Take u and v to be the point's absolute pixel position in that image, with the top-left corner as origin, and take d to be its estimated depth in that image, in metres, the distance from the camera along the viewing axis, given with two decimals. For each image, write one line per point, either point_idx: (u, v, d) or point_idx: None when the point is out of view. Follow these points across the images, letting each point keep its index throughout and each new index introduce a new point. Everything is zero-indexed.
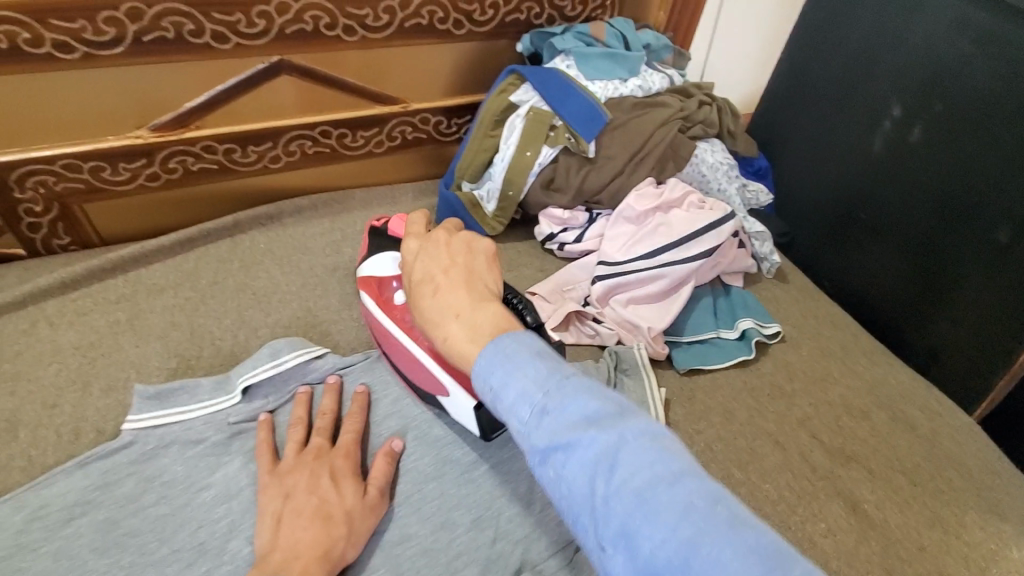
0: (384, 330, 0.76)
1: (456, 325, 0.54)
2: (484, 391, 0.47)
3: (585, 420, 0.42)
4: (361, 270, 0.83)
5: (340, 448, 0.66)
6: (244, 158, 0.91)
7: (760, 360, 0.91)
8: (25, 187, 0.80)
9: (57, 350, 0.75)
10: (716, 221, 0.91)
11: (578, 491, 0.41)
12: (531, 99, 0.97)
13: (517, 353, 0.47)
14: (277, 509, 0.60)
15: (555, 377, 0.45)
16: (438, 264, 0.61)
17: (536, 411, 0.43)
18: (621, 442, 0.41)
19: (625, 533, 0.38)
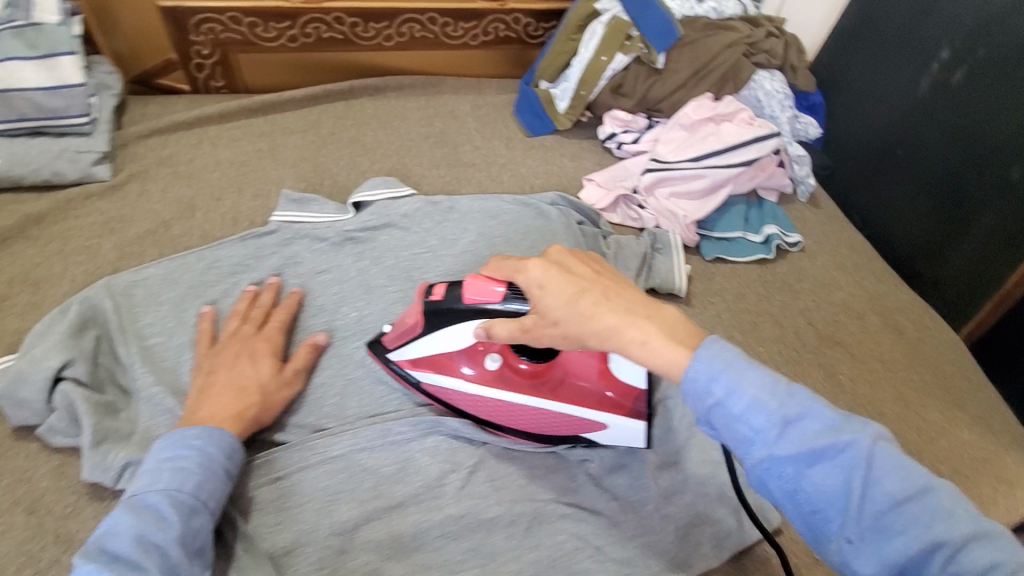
0: (479, 399, 0.71)
1: (610, 309, 0.49)
2: (701, 400, 0.46)
3: (828, 428, 0.43)
4: (400, 353, 0.72)
5: (263, 333, 0.74)
6: (365, 32, 1.09)
7: (777, 262, 1.06)
8: (200, 31, 1.00)
9: (219, 162, 0.96)
10: (761, 136, 1.04)
11: (827, 492, 0.42)
12: (614, 8, 1.09)
13: (733, 363, 0.45)
14: (202, 380, 0.67)
15: (786, 388, 0.45)
16: (567, 287, 0.51)
17: (777, 423, 0.43)
18: (874, 450, 0.42)
19: (876, 526, 0.41)
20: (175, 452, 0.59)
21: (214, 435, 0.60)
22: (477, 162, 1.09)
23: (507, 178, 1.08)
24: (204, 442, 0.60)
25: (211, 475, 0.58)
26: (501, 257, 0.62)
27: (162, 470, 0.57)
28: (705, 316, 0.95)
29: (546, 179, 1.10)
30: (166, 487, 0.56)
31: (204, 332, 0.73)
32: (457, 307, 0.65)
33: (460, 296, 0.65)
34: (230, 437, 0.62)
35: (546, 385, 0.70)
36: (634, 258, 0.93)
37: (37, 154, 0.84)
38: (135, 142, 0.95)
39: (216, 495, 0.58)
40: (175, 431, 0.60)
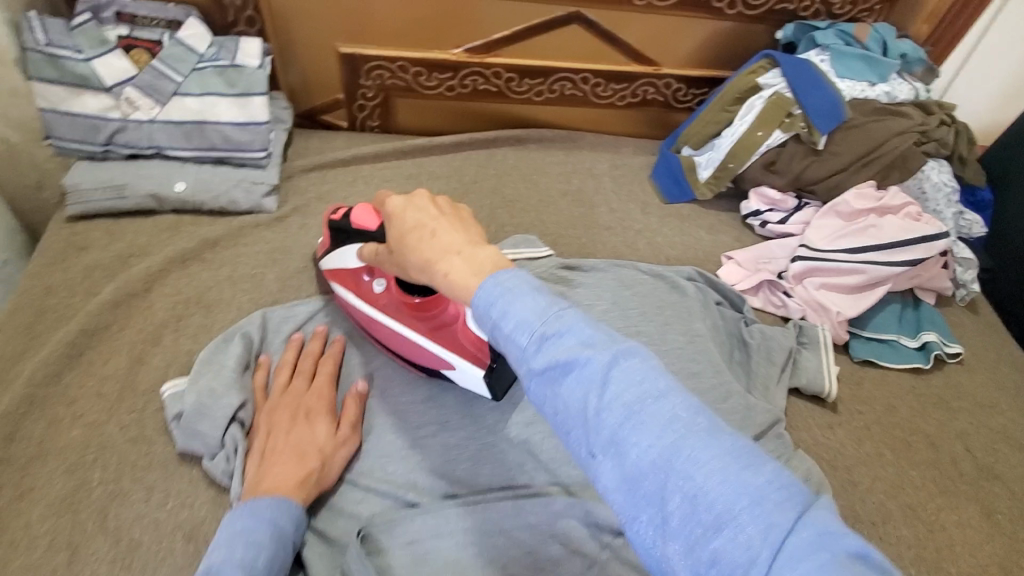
0: (366, 318, 0.80)
1: (457, 260, 0.50)
2: (485, 322, 0.45)
3: (584, 346, 0.41)
4: (325, 264, 0.81)
5: (313, 389, 0.73)
6: (518, 87, 1.11)
7: (932, 373, 0.97)
8: (370, 77, 1.05)
9: (370, 203, 1.00)
10: (930, 235, 0.95)
11: (572, 410, 0.40)
12: (778, 84, 1.04)
13: (524, 290, 0.44)
14: (262, 446, 0.66)
15: (555, 308, 0.43)
16: (428, 212, 0.55)
17: (535, 339, 0.42)
18: (613, 366, 0.40)
19: (614, 441, 0.39)
20: (247, 524, 0.57)
21: (283, 505, 0.59)
22: (612, 226, 1.08)
23: (642, 246, 1.06)
24: (276, 514, 0.59)
25: (281, 549, 0.56)
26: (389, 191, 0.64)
27: (237, 540, 0.55)
28: (850, 426, 0.89)
29: (682, 251, 1.06)
30: (243, 559, 0.53)
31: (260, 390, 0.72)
32: (352, 234, 0.74)
33: (347, 222, 0.74)
34: (298, 507, 0.61)
35: (425, 321, 0.76)
36: (779, 351, 0.89)
37: (219, 182, 0.91)
38: (299, 175, 1.00)
39: (282, 570, 0.56)
40: (251, 501, 0.59)
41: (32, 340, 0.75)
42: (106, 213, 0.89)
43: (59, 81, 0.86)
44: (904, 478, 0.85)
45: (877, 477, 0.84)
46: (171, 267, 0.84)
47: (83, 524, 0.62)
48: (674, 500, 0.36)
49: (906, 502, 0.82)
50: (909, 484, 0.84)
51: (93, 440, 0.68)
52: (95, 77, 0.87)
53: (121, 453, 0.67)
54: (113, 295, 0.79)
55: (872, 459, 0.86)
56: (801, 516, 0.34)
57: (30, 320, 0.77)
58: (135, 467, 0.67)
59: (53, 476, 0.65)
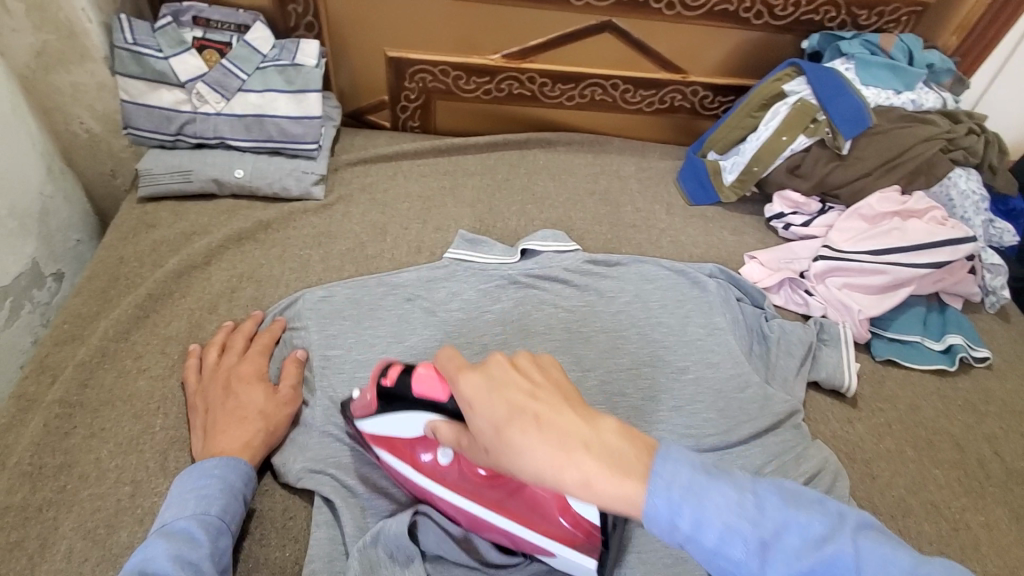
0: (433, 498, 0.67)
1: (591, 455, 0.45)
2: (676, 539, 0.44)
3: (805, 537, 0.43)
4: (366, 426, 0.68)
5: (245, 359, 0.77)
6: (552, 92, 1.18)
7: (958, 376, 0.97)
8: (413, 79, 1.13)
9: (409, 195, 1.07)
10: (955, 239, 0.97)
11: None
12: (803, 91, 1.08)
13: (690, 482, 0.44)
14: (202, 423, 0.71)
15: (750, 500, 0.44)
16: (519, 389, 0.49)
17: (761, 546, 0.43)
18: (853, 547, 0.43)
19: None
20: (199, 481, 0.64)
21: (232, 464, 0.66)
22: (637, 224, 1.12)
23: (666, 244, 1.09)
24: (223, 470, 0.65)
25: (232, 500, 0.64)
26: (445, 350, 0.55)
27: (186, 497, 0.62)
28: (871, 422, 0.89)
29: (705, 249, 1.09)
30: (195, 513, 0.61)
31: (213, 368, 0.76)
32: (409, 400, 0.63)
33: (410, 390, 0.62)
34: (246, 466, 0.67)
35: (496, 491, 0.64)
36: (799, 345, 0.91)
37: (274, 170, 1.00)
38: (344, 168, 1.08)
39: (236, 514, 0.64)
40: (197, 463, 0.65)
41: (106, 303, 0.84)
42: (172, 196, 0.98)
43: (139, 76, 0.96)
44: (927, 476, 0.85)
45: (898, 473, 0.84)
46: (227, 245, 0.92)
47: (146, 463, 0.70)
48: None
49: (929, 499, 0.82)
50: (933, 481, 0.84)
51: (156, 392, 0.75)
52: (171, 73, 0.97)
53: (181, 402, 0.75)
54: (176, 266, 0.87)
55: (894, 455, 0.86)
56: None
57: (104, 286, 0.86)
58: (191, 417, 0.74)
59: (121, 420, 0.73)
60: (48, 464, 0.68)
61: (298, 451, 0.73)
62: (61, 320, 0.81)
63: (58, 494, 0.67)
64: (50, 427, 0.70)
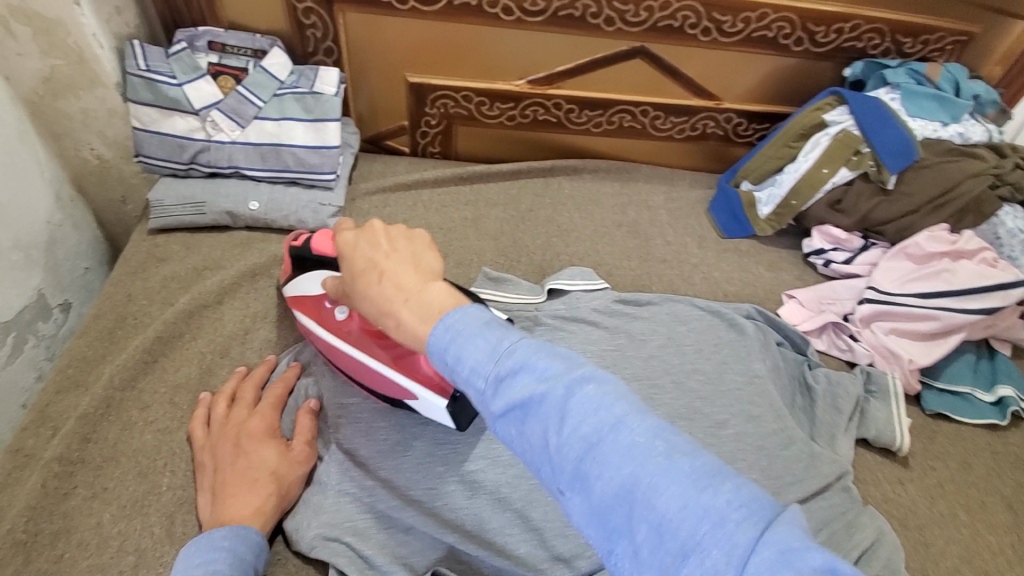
0: (336, 352, 0.76)
1: (406, 308, 0.48)
2: (441, 369, 0.43)
3: (539, 381, 0.39)
4: (291, 290, 0.80)
5: (256, 412, 0.72)
6: (578, 118, 1.13)
7: (1013, 431, 0.91)
8: (435, 105, 1.09)
9: (429, 227, 1.02)
10: (1007, 284, 0.90)
11: (538, 450, 0.38)
12: (845, 121, 1.02)
13: (469, 326, 0.42)
14: (210, 483, 0.66)
15: (505, 344, 0.41)
16: (379, 250, 0.53)
17: (493, 382, 0.40)
18: (568, 396, 0.38)
19: (578, 475, 0.36)
20: (206, 555, 0.57)
21: (241, 534, 0.60)
22: (668, 258, 1.06)
23: (699, 280, 1.04)
24: (234, 541, 0.59)
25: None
26: (343, 221, 0.61)
27: (192, 573, 0.55)
28: (922, 483, 0.84)
29: (740, 287, 1.04)
30: None
31: (223, 420, 0.71)
32: (320, 261, 0.76)
33: (309, 245, 0.75)
34: (257, 538, 0.61)
35: (387, 351, 0.71)
36: (846, 398, 0.85)
37: (290, 202, 0.95)
38: (362, 198, 1.04)
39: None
40: (201, 538, 0.59)
41: (112, 345, 0.80)
42: (184, 228, 0.94)
43: (153, 104, 0.92)
44: (985, 545, 0.79)
45: (954, 541, 0.78)
46: (240, 282, 0.87)
47: (151, 528, 0.65)
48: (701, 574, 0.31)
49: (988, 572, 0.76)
50: (992, 552, 0.78)
51: (163, 446, 0.71)
52: (185, 100, 0.93)
53: (189, 458, 0.70)
54: (186, 306, 0.82)
55: (948, 521, 0.80)
56: (758, 513, 0.32)
57: (111, 325, 0.82)
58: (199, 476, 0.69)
59: (125, 479, 0.68)
60: (47, 529, 0.64)
61: (312, 515, 0.68)
62: (65, 363, 0.77)
63: (57, 563, 0.62)
64: (50, 486, 0.66)
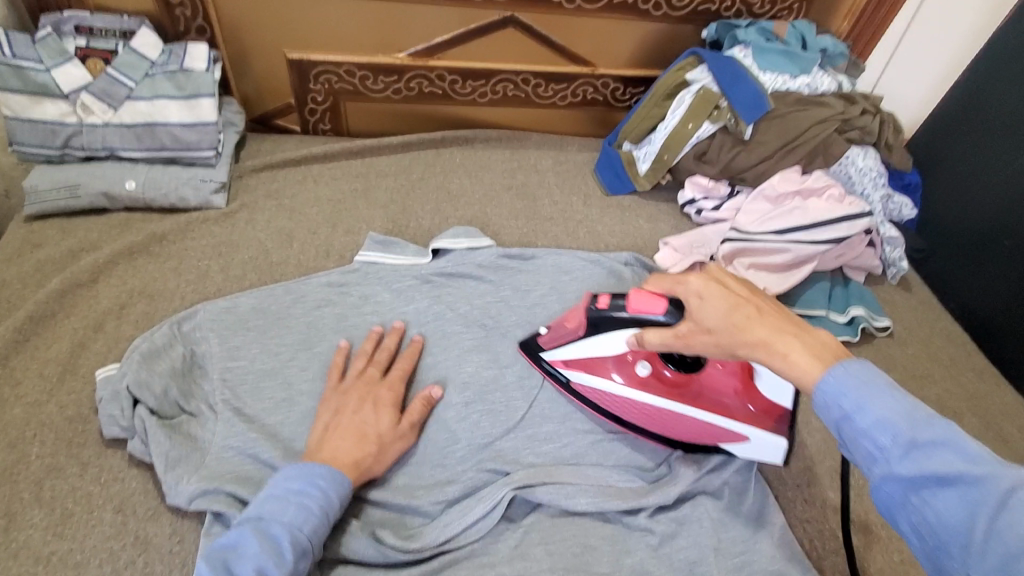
0: (610, 396, 0.77)
1: (760, 326, 0.53)
2: (831, 414, 0.48)
3: (967, 462, 0.41)
4: (552, 351, 0.79)
5: (386, 381, 0.76)
6: (462, 89, 1.17)
7: (862, 346, 1.01)
8: (318, 81, 1.11)
9: (318, 199, 1.04)
10: (852, 216, 1.00)
11: (950, 526, 0.41)
12: (704, 79, 1.10)
13: (856, 381, 0.46)
14: (328, 420, 0.70)
15: (922, 416, 0.44)
16: (735, 291, 0.55)
17: (901, 444, 0.44)
18: (1014, 491, 0.40)
19: (1003, 568, 0.39)
20: (305, 487, 0.61)
21: (338, 481, 0.63)
22: (555, 216, 1.12)
23: (583, 235, 1.10)
24: (330, 483, 0.62)
25: (323, 521, 0.60)
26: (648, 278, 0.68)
27: (289, 501, 0.59)
28: None
29: (621, 238, 1.10)
30: (290, 522, 0.58)
31: (336, 374, 0.76)
32: (624, 319, 0.70)
33: (620, 306, 0.70)
34: (348, 488, 0.64)
35: (691, 396, 0.75)
36: None
37: (169, 180, 0.96)
38: (249, 175, 1.05)
39: (323, 537, 0.60)
40: (306, 466, 0.63)
41: None
42: (61, 213, 0.93)
43: (22, 90, 0.91)
44: None
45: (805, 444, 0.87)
46: (118, 260, 0.87)
47: (19, 495, 0.65)
48: None
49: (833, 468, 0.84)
50: None
51: (33, 419, 0.71)
52: (54, 86, 0.92)
53: (61, 428, 0.71)
54: (59, 286, 0.82)
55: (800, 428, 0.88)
56: None
57: None
58: (71, 443, 0.70)
59: None
60: None
61: None
62: None
63: None
64: None
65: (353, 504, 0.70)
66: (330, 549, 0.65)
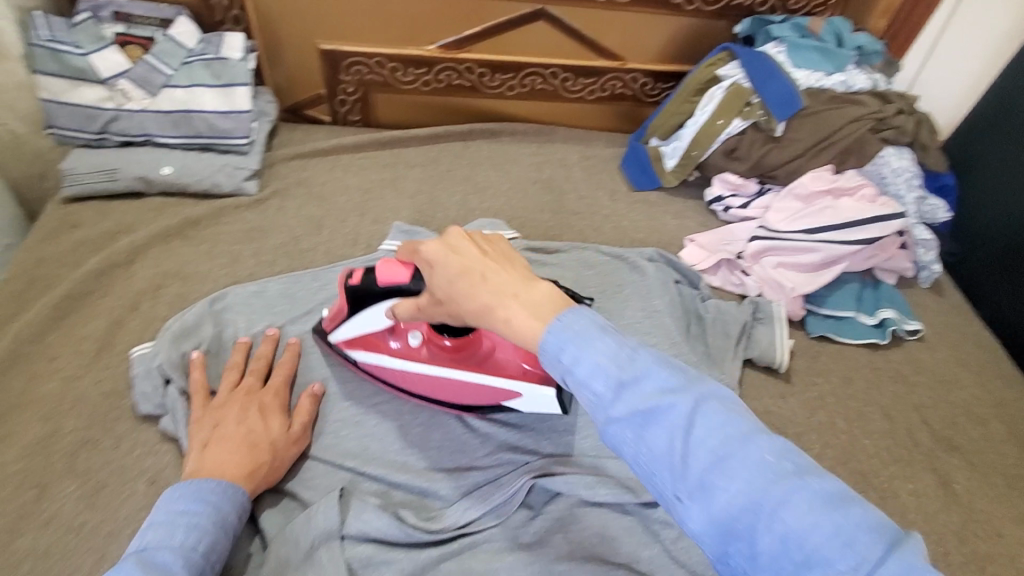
0: (424, 378, 0.75)
1: (516, 305, 0.51)
2: (557, 368, 0.48)
3: (663, 390, 0.45)
4: (338, 334, 0.76)
5: (268, 389, 0.73)
6: (491, 82, 1.17)
7: (891, 349, 0.99)
8: (349, 72, 1.13)
9: (346, 188, 1.05)
10: (886, 216, 0.98)
11: (658, 453, 0.44)
12: (736, 75, 1.09)
13: (581, 328, 0.48)
14: (205, 436, 0.66)
15: (627, 352, 0.47)
16: (468, 254, 0.55)
17: (613, 385, 0.45)
18: (696, 411, 0.44)
19: (703, 485, 0.42)
20: (191, 505, 0.57)
21: (228, 492, 0.60)
22: (580, 210, 1.12)
23: (608, 230, 1.09)
24: (219, 497, 0.59)
25: (219, 537, 0.57)
26: (410, 240, 0.62)
27: (176, 524, 0.55)
28: (803, 397, 0.91)
29: (646, 234, 1.10)
30: (182, 545, 0.54)
31: (199, 393, 0.70)
32: (378, 294, 0.67)
33: (370, 280, 0.67)
34: (244, 497, 0.61)
35: (468, 361, 0.74)
36: (734, 324, 0.92)
37: (203, 167, 0.98)
38: (280, 163, 1.07)
39: (222, 554, 0.57)
40: (190, 484, 0.59)
41: (23, 306, 0.82)
42: (99, 196, 0.96)
43: (60, 74, 0.94)
44: (858, 448, 0.86)
45: (829, 445, 0.86)
46: (153, 243, 0.90)
47: (55, 465, 0.68)
48: (769, 542, 0.40)
49: (858, 470, 0.83)
50: (864, 453, 0.85)
51: (69, 392, 0.73)
52: (92, 70, 0.95)
53: (95, 403, 0.73)
54: (97, 265, 0.85)
55: (824, 429, 0.87)
56: (824, 499, 0.40)
57: (21, 289, 0.83)
58: (105, 417, 0.72)
59: (31, 423, 0.70)
60: None
61: None
62: None
63: None
64: None
65: (376, 488, 0.71)
66: (350, 528, 0.64)
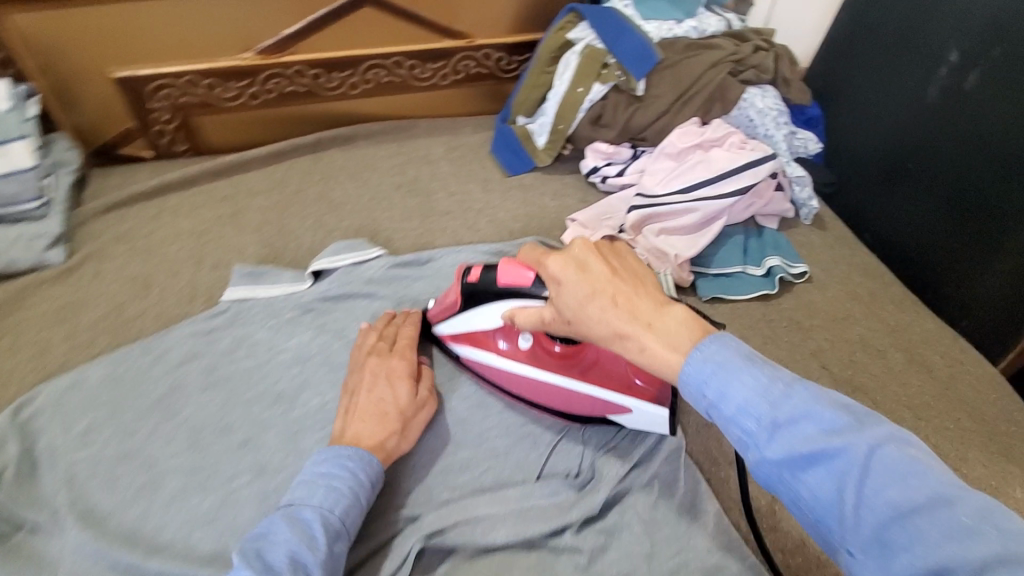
0: (517, 381, 0.75)
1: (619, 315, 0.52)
2: (698, 401, 0.47)
3: (828, 433, 0.42)
4: (444, 325, 0.78)
5: (396, 352, 0.73)
6: (328, 83, 1.05)
7: (782, 297, 0.97)
8: (157, 99, 0.97)
9: (178, 234, 0.92)
10: (755, 161, 0.95)
11: (823, 500, 0.41)
12: (587, 37, 1.03)
13: (722, 359, 0.46)
14: (347, 403, 0.68)
15: (779, 390, 0.44)
16: (596, 272, 0.54)
17: (763, 424, 0.43)
18: (871, 456, 0.40)
19: (879, 542, 0.38)
20: (331, 470, 0.60)
21: (365, 461, 0.61)
22: (452, 210, 1.03)
23: (484, 225, 1.01)
24: (357, 466, 0.61)
25: (354, 504, 0.59)
26: (534, 247, 0.66)
27: (318, 485, 0.59)
28: None
29: (526, 222, 1.02)
30: (320, 505, 0.57)
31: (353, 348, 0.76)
32: (496, 292, 0.67)
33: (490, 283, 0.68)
34: (379, 470, 0.62)
35: (578, 369, 0.73)
36: None
37: None
38: (93, 220, 0.92)
39: (357, 520, 0.59)
40: (332, 449, 0.62)
41: None
42: None
43: None
44: None
45: None
46: None
47: None
48: None
49: None
50: None
51: None
52: None
53: None
54: None
55: None
56: None
57: None
58: None
59: None
60: None
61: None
62: None
63: None
64: None
65: None
66: None
